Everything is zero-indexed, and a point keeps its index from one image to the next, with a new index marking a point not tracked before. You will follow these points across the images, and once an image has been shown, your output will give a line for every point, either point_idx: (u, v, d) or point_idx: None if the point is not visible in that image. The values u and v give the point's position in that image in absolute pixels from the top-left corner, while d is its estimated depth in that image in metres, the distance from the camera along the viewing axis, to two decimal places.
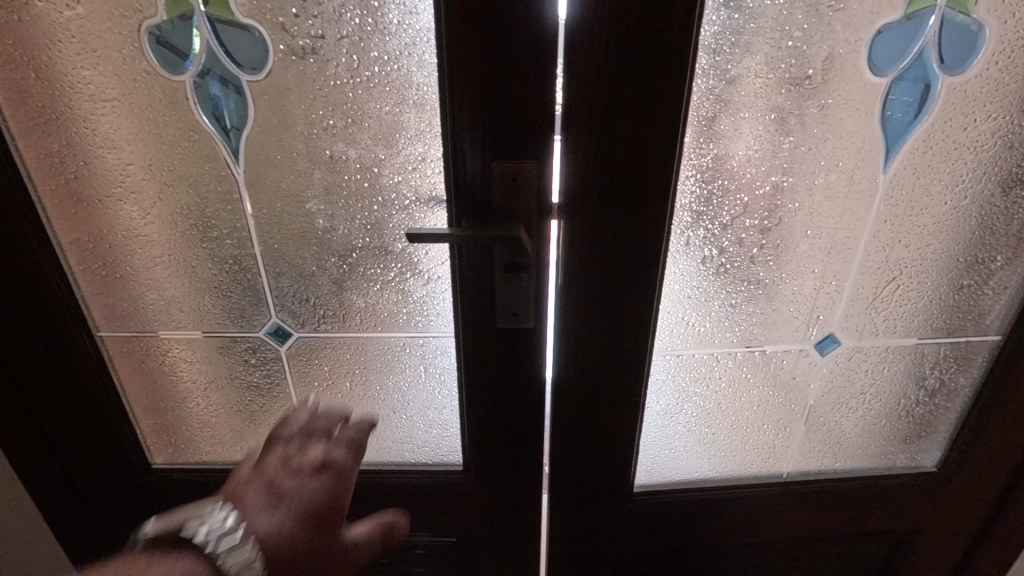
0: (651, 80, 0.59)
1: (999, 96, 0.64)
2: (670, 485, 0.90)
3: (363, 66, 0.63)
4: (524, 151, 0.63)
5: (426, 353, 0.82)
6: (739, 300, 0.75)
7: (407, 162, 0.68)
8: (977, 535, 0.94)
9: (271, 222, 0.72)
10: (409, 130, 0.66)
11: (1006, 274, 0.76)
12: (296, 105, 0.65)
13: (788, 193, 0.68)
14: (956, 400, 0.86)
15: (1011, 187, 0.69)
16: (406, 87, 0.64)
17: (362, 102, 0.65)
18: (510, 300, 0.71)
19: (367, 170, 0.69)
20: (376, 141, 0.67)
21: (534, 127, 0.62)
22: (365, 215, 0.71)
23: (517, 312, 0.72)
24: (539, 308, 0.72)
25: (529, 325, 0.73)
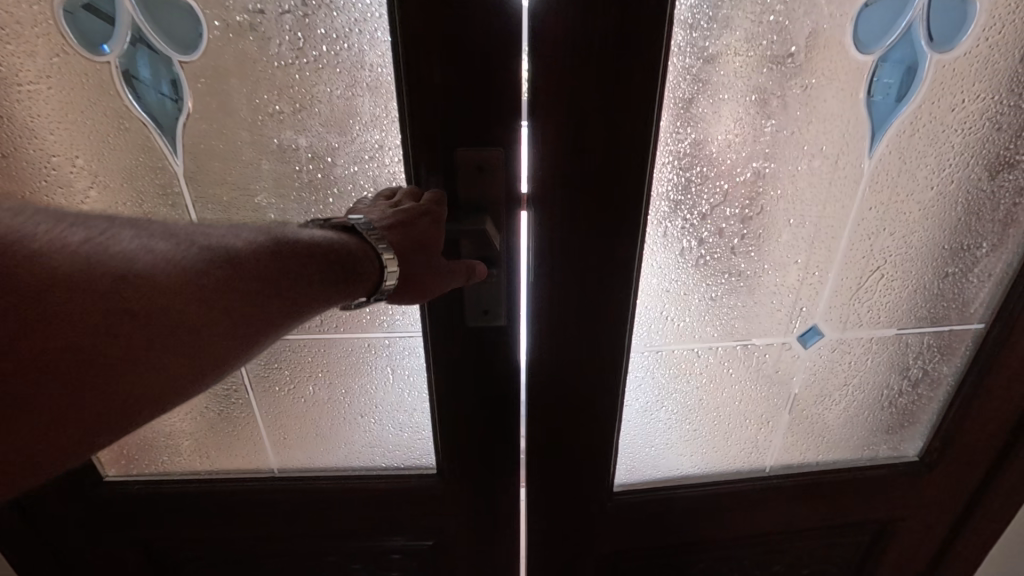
0: (624, 58, 0.54)
1: (988, 75, 0.60)
2: (652, 483, 0.87)
3: (310, 44, 0.57)
4: (489, 136, 0.58)
5: (392, 354, 0.78)
6: (719, 293, 0.71)
7: (363, 150, 0.62)
8: (957, 523, 0.93)
9: (217, 218, 0.66)
10: (364, 116, 0.61)
11: (991, 261, 0.73)
12: (238, 88, 0.59)
13: (770, 179, 0.64)
14: (938, 389, 0.84)
15: (998, 171, 0.67)
16: (359, 68, 0.58)
17: (311, 85, 0.59)
18: (480, 296, 0.67)
19: (320, 160, 0.63)
20: (328, 128, 0.62)
21: (499, 110, 0.57)
22: (320, 208, 0.66)
23: (488, 310, 0.68)
24: (511, 305, 0.68)
25: (501, 323, 0.69)
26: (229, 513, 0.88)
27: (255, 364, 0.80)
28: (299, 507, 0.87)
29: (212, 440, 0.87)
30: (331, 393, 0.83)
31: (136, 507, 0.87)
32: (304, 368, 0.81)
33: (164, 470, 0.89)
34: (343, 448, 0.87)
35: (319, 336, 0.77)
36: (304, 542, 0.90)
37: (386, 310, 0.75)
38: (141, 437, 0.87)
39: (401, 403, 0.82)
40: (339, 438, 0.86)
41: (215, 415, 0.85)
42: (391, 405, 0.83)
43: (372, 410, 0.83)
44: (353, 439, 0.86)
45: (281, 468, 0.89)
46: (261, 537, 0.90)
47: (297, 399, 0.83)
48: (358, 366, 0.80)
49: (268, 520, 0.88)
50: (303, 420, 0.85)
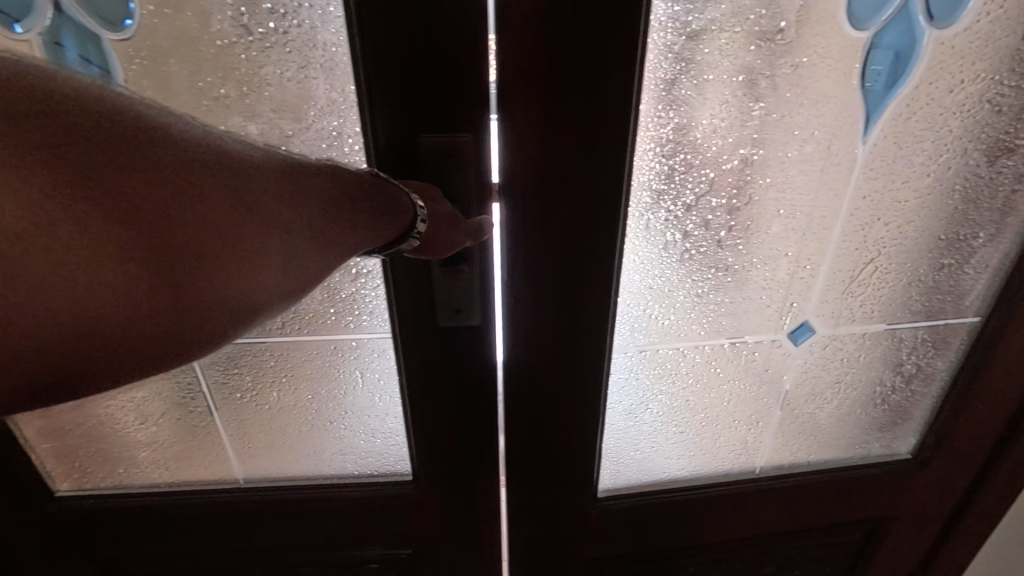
0: (600, 32, 0.50)
1: (988, 54, 0.57)
2: (637, 488, 0.83)
3: (255, 21, 0.52)
4: (456, 121, 0.53)
5: (361, 357, 0.74)
6: (706, 289, 0.68)
7: (320, 139, 0.57)
8: (950, 520, 0.91)
9: None
10: (319, 101, 0.56)
11: (988, 252, 0.70)
12: (179, 70, 0.54)
13: (759, 167, 0.60)
14: (932, 386, 0.81)
15: (996, 157, 0.63)
16: (311, 47, 0.53)
17: (258, 66, 0.54)
18: (453, 294, 0.62)
19: (273, 149, 0.58)
20: (281, 114, 0.56)
21: (465, 92, 0.52)
22: None
23: (461, 309, 0.63)
24: (485, 304, 0.64)
25: (476, 322, 0.65)
26: (192, 527, 0.83)
27: (214, 369, 0.75)
28: (266, 520, 0.82)
29: (172, 450, 0.82)
30: (296, 399, 0.78)
31: (91, 523, 0.82)
32: (267, 374, 0.76)
33: (120, 483, 0.84)
34: (312, 456, 0.82)
35: (281, 338, 0.72)
36: (273, 556, 0.85)
37: (353, 310, 0.70)
38: (95, 447, 0.81)
39: (372, 408, 0.77)
40: (308, 446, 0.82)
41: (173, 424, 0.80)
42: (362, 410, 0.78)
43: (342, 416, 0.79)
44: (322, 447, 0.82)
45: (247, 478, 0.84)
46: (227, 552, 0.85)
47: (261, 406, 0.78)
48: (325, 370, 0.75)
49: (233, 534, 0.83)
50: (268, 428, 0.80)
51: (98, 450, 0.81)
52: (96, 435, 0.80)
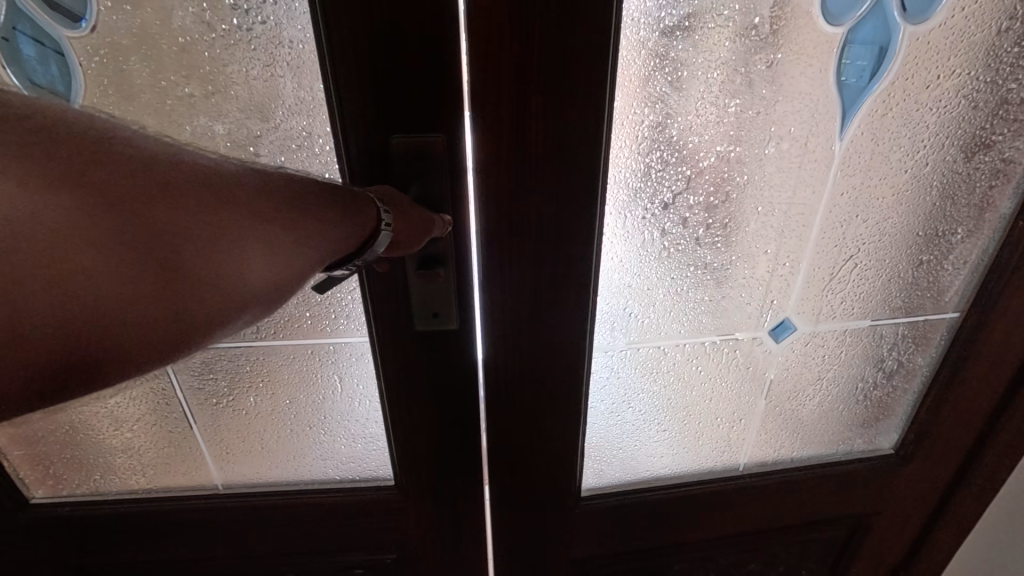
0: (572, 26, 0.49)
1: (963, 49, 0.57)
2: (621, 487, 0.83)
3: (219, 17, 0.51)
4: (426, 120, 0.52)
5: (339, 360, 0.72)
6: (685, 288, 0.67)
7: (289, 138, 0.56)
8: (932, 514, 0.91)
9: None
10: (286, 100, 0.54)
11: (966, 247, 0.70)
12: (141, 69, 0.53)
13: (737, 164, 0.59)
14: (914, 381, 0.81)
15: (973, 152, 0.63)
16: (277, 45, 0.52)
17: (223, 65, 0.53)
18: (430, 297, 0.61)
19: (241, 150, 0.57)
20: (248, 113, 0.55)
21: (436, 90, 0.51)
22: None
23: (438, 312, 0.62)
24: (462, 305, 0.63)
25: (454, 326, 0.64)
26: (169, 535, 0.81)
27: (189, 374, 0.74)
28: (245, 526, 0.81)
29: (148, 457, 0.80)
30: (274, 404, 0.77)
31: (65, 531, 0.80)
32: (243, 378, 0.74)
33: (96, 490, 0.82)
34: (292, 461, 0.81)
35: (257, 342, 0.71)
36: (252, 563, 0.84)
37: (330, 313, 0.69)
38: (70, 454, 0.79)
39: (352, 413, 0.76)
40: (287, 451, 0.80)
41: (148, 431, 0.78)
42: (342, 414, 0.77)
43: (322, 422, 0.78)
44: (302, 452, 0.80)
45: (226, 484, 0.82)
46: (207, 559, 0.83)
47: (239, 411, 0.77)
48: (303, 374, 0.74)
49: (212, 541, 0.82)
50: (246, 434, 0.79)
51: (72, 457, 0.80)
52: (71, 441, 0.79)
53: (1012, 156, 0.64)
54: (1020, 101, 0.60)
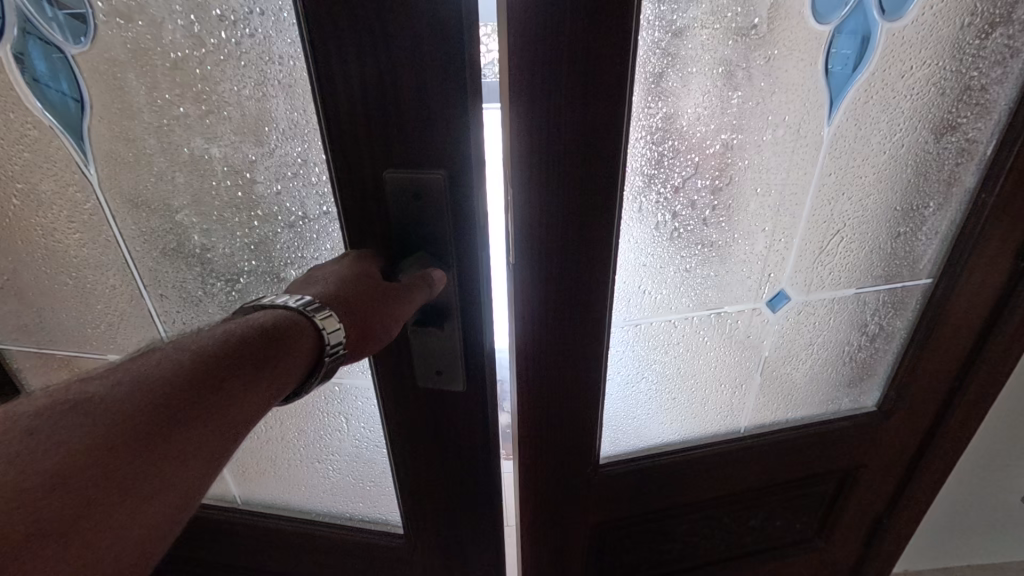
0: (577, 32, 0.52)
1: (933, 42, 0.64)
2: (633, 452, 0.90)
3: (208, 31, 0.53)
4: (430, 142, 0.54)
5: (345, 401, 0.77)
6: (693, 264, 0.74)
7: (284, 164, 0.60)
8: (913, 461, 1.00)
9: (140, 236, 0.67)
10: (281, 123, 0.58)
11: (937, 219, 0.79)
12: (139, 85, 0.56)
13: (738, 150, 0.66)
14: (892, 343, 0.90)
15: (942, 133, 0.71)
16: (267, 61, 0.54)
17: (215, 83, 0.56)
18: (434, 357, 0.66)
19: (238, 174, 0.61)
20: (243, 138, 0.59)
21: (434, 113, 0.53)
22: (246, 232, 0.66)
23: (442, 371, 0.67)
24: (473, 329, 0.65)
25: (459, 384, 0.68)
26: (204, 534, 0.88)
27: None
28: (259, 539, 0.88)
29: None
30: (287, 437, 0.83)
31: None
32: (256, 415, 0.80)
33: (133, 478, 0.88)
34: (303, 489, 0.88)
35: None
36: (287, 552, 0.89)
37: None
38: None
39: (358, 454, 0.82)
40: (297, 480, 0.87)
41: None
42: (350, 454, 0.83)
43: (330, 458, 0.84)
44: (315, 485, 0.87)
45: (244, 498, 0.89)
46: (240, 552, 0.90)
47: (254, 441, 0.83)
48: (311, 413, 0.79)
49: (237, 539, 0.88)
50: (262, 462, 0.86)
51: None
52: None
53: (974, 136, 0.72)
54: (981, 87, 0.68)
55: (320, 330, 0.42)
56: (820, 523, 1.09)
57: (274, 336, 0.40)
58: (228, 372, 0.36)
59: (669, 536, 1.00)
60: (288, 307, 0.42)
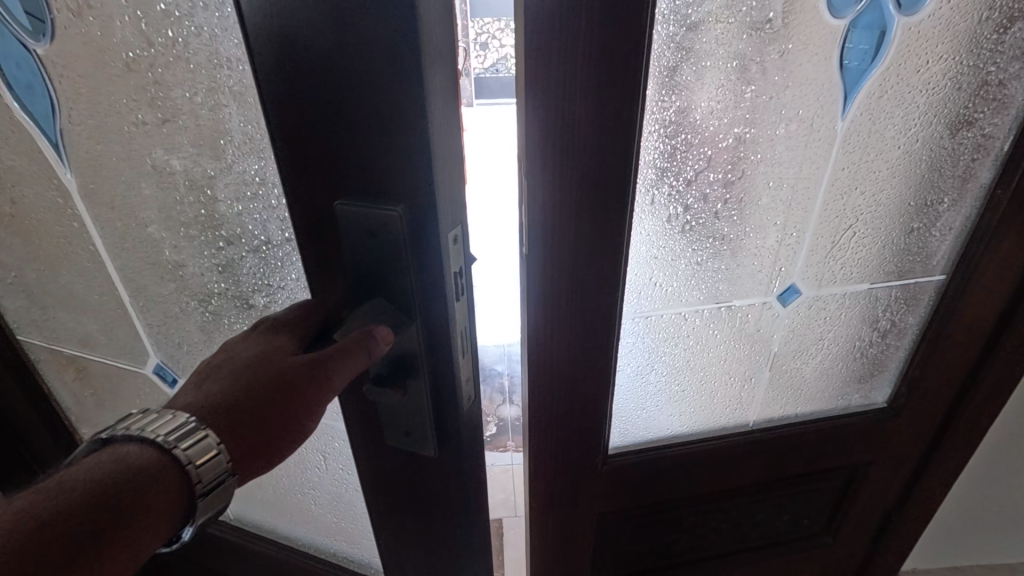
0: (590, 30, 0.53)
1: (950, 37, 0.64)
2: (641, 444, 0.91)
3: (155, 29, 0.51)
4: (390, 165, 0.41)
5: (326, 443, 0.79)
6: (704, 258, 0.74)
7: (242, 181, 0.59)
8: (923, 457, 1.00)
9: (117, 239, 0.69)
10: (236, 135, 0.56)
11: (951, 215, 0.78)
12: (97, 90, 0.56)
13: (751, 145, 0.66)
14: (904, 339, 0.90)
15: (958, 129, 0.71)
16: (217, 65, 0.51)
17: (168, 88, 0.54)
18: (401, 416, 0.54)
19: (200, 190, 0.61)
20: (200, 150, 0.58)
21: (389, 129, 0.40)
22: (214, 251, 0.66)
23: (410, 433, 0.55)
24: (448, 394, 0.52)
25: (431, 449, 0.56)
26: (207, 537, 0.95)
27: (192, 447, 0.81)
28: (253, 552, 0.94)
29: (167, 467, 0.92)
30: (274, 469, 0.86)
31: None
32: None
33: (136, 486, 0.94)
34: (291, 518, 0.93)
35: None
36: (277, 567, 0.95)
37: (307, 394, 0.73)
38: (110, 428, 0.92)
39: (338, 494, 0.85)
40: (285, 508, 0.91)
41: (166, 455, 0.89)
42: (331, 493, 0.85)
43: (314, 492, 0.87)
44: (302, 515, 0.91)
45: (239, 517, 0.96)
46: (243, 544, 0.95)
47: None
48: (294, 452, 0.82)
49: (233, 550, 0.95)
50: (250, 489, 0.91)
51: (115, 401, 0.88)
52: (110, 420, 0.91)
53: (991, 132, 0.72)
54: (998, 83, 0.68)
55: (186, 467, 0.36)
56: (827, 520, 1.09)
57: (99, 501, 0.33)
58: (58, 549, 0.31)
59: (676, 528, 1.01)
60: (149, 447, 0.36)
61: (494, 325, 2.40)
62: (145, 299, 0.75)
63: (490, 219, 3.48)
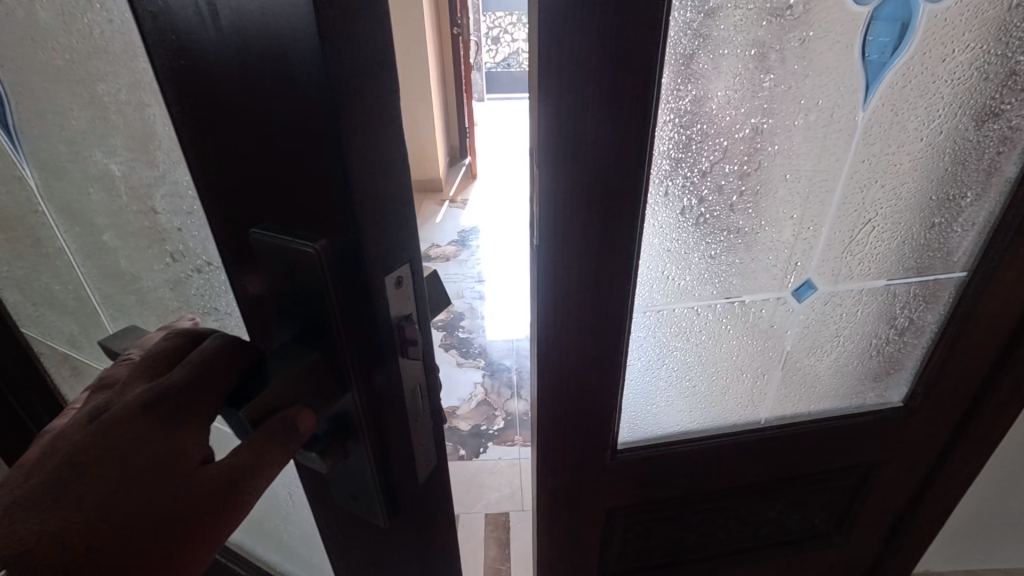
0: (605, 16, 0.52)
1: (978, 24, 0.62)
2: (651, 440, 0.90)
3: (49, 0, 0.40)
4: (297, 176, 0.30)
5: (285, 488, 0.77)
6: (718, 251, 0.73)
7: (177, 194, 0.49)
8: (938, 458, 0.98)
9: (81, 244, 0.63)
10: (162, 140, 0.45)
11: (975, 210, 0.76)
12: (16, 83, 0.47)
13: (768, 135, 0.65)
14: (923, 338, 0.88)
15: (983, 121, 0.69)
16: (129, 53, 0.40)
17: (83, 81, 0.44)
18: (342, 479, 0.42)
19: (139, 199, 0.51)
20: (132, 156, 0.48)
21: (293, 128, 0.29)
22: (163, 266, 0.56)
23: (356, 496, 0.43)
24: (400, 440, 0.40)
25: (380, 521, 0.43)
26: None
27: None
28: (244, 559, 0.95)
29: None
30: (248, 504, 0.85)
31: None
32: None
33: None
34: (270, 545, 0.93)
35: None
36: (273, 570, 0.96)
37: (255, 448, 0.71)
38: None
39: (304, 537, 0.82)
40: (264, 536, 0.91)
41: None
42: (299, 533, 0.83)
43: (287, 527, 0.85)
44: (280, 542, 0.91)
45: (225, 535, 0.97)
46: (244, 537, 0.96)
47: None
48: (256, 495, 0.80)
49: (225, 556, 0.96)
50: None
51: None
52: None
53: (1019, 124, 0.70)
54: None
55: None
56: (840, 518, 1.08)
57: None
58: None
59: (683, 526, 1.01)
60: None
61: (504, 319, 2.40)
62: (113, 309, 0.67)
63: (502, 213, 3.47)
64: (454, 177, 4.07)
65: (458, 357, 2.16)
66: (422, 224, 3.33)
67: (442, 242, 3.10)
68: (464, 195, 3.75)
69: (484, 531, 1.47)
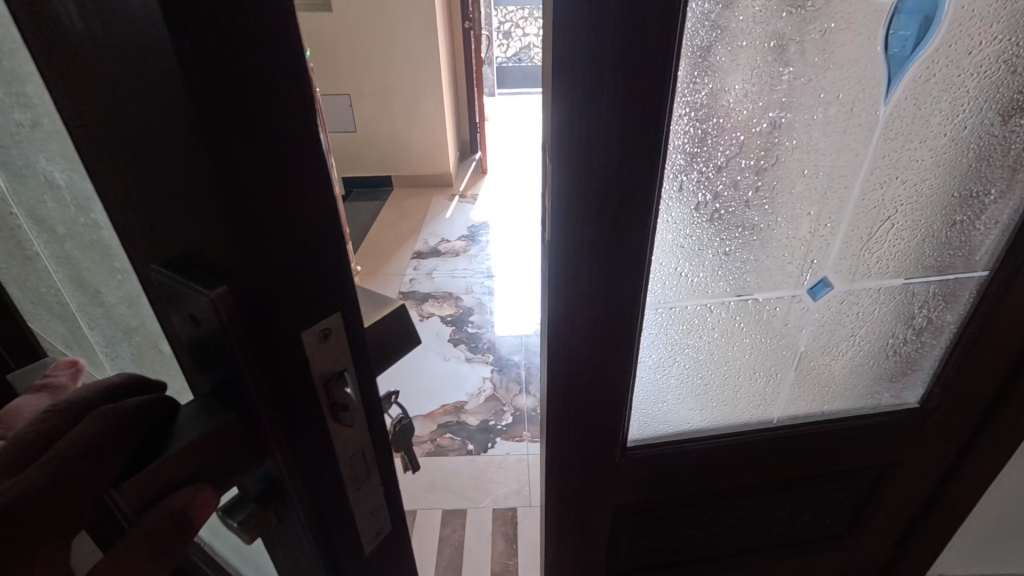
0: (621, 8, 0.51)
1: (1006, 15, 0.60)
2: (661, 438, 0.89)
3: None
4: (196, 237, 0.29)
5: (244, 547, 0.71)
6: (732, 248, 0.72)
7: None
8: (955, 460, 0.96)
9: (52, 253, 0.59)
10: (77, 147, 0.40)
11: (999, 208, 0.74)
12: None
13: (786, 130, 0.64)
14: (942, 338, 0.86)
15: (1009, 116, 0.67)
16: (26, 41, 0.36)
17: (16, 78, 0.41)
18: (282, 538, 0.42)
19: (83, 209, 0.47)
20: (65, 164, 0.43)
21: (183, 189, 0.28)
22: (118, 281, 0.51)
23: (298, 557, 0.43)
24: (337, 503, 0.41)
25: None
26: None
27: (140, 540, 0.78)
28: None
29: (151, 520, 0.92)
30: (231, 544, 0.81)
31: None
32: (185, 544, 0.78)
33: None
34: None
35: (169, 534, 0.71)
36: None
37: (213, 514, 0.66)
38: None
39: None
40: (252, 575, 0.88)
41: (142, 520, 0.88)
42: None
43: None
44: None
45: None
46: None
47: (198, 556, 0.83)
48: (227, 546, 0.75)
49: None
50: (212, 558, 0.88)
51: None
52: None
53: None
54: None
55: None
56: (852, 519, 1.06)
57: None
58: None
59: (693, 524, 1.00)
60: None
61: (513, 314, 2.40)
62: (91, 317, 0.62)
63: (513, 208, 3.47)
64: (464, 172, 4.07)
65: (467, 352, 2.16)
66: (432, 219, 3.34)
67: (452, 237, 3.11)
68: (474, 190, 3.75)
69: (491, 525, 1.47)
